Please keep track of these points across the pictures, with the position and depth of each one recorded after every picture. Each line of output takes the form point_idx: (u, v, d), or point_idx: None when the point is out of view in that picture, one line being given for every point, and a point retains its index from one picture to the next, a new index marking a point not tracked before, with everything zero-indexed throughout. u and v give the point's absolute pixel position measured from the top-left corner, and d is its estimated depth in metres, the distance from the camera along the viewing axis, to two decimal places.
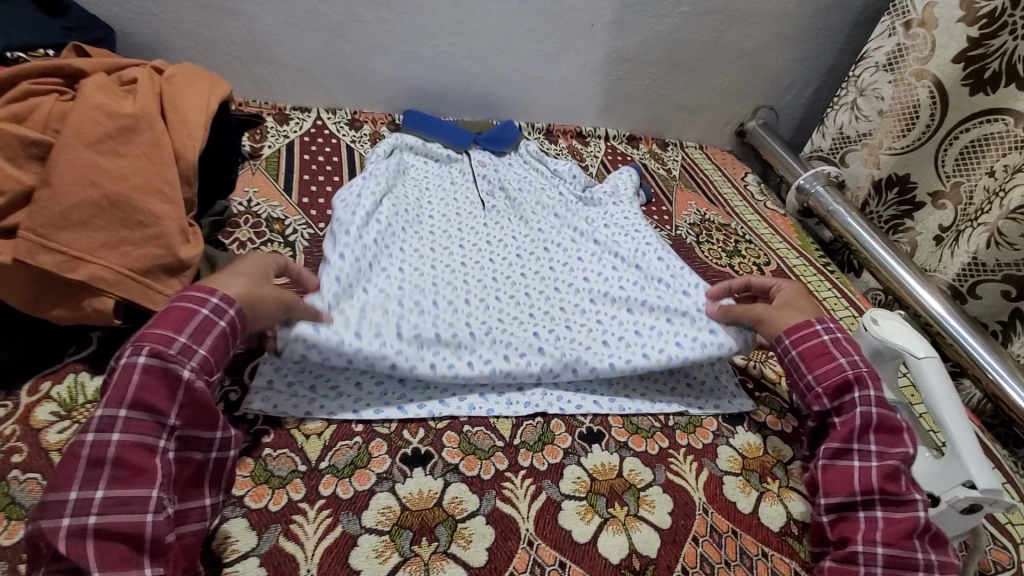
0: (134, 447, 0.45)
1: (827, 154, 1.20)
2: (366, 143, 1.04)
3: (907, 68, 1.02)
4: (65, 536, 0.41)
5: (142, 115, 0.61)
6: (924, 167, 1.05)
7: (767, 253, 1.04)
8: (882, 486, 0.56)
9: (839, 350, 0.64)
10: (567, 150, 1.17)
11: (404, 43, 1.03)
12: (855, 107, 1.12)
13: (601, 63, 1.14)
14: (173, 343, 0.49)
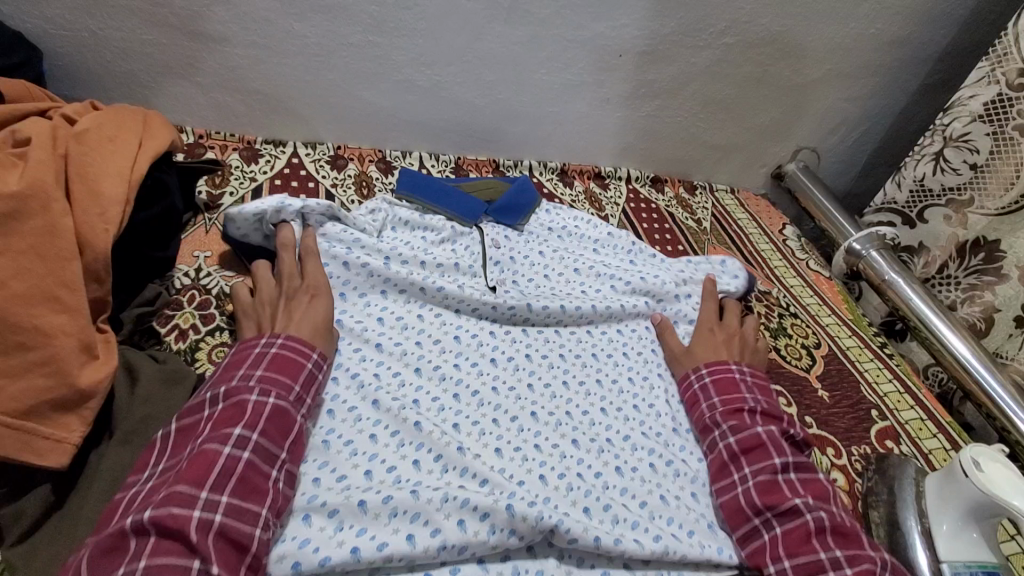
0: (257, 469, 0.46)
1: (902, 208, 1.03)
2: (349, 188, 0.88)
3: (1011, 121, 0.87)
4: (193, 527, 0.41)
5: (32, 191, 0.46)
6: (1019, 236, 0.89)
7: (816, 330, 0.89)
8: (764, 502, 0.57)
9: (745, 386, 0.69)
10: (584, 195, 1.02)
11: (400, 71, 0.88)
12: (938, 159, 0.96)
13: (627, 98, 0.99)
14: (291, 389, 0.52)
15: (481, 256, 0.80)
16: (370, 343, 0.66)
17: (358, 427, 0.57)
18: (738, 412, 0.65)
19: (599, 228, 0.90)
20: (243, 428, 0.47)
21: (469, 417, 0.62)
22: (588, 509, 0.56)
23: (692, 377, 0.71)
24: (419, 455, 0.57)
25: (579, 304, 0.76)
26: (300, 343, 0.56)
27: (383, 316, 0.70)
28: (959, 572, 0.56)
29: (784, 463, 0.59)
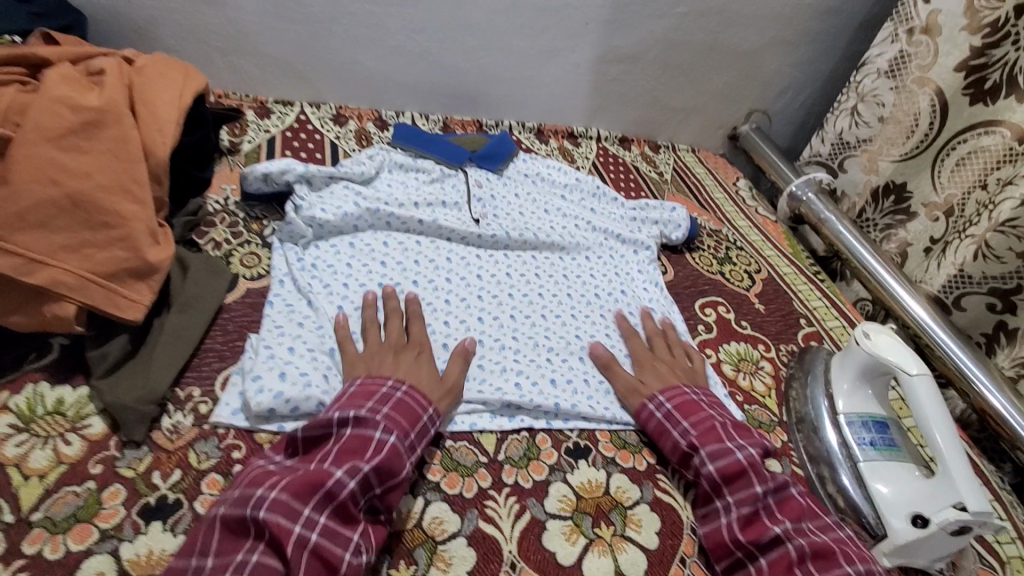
0: (355, 499, 0.50)
1: (825, 160, 1.20)
2: (350, 140, 1.01)
3: (910, 75, 1.02)
4: (294, 544, 0.46)
5: (108, 109, 0.59)
6: (922, 176, 1.03)
7: (759, 260, 1.02)
8: (747, 536, 0.56)
9: (709, 405, 0.67)
10: (558, 150, 1.15)
11: (393, 37, 1.00)
12: (855, 112, 1.12)
13: (593, 63, 1.12)
14: (405, 435, 0.55)
15: (466, 194, 0.93)
16: (376, 260, 0.78)
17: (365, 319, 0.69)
18: (709, 430, 0.64)
19: (569, 175, 1.03)
20: (362, 460, 0.51)
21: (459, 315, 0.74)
22: (553, 380, 0.70)
23: (651, 407, 0.68)
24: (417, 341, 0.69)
25: (551, 236, 0.89)
26: (419, 399, 0.59)
27: (387, 241, 0.81)
28: (850, 420, 0.70)
29: (765, 491, 0.58)
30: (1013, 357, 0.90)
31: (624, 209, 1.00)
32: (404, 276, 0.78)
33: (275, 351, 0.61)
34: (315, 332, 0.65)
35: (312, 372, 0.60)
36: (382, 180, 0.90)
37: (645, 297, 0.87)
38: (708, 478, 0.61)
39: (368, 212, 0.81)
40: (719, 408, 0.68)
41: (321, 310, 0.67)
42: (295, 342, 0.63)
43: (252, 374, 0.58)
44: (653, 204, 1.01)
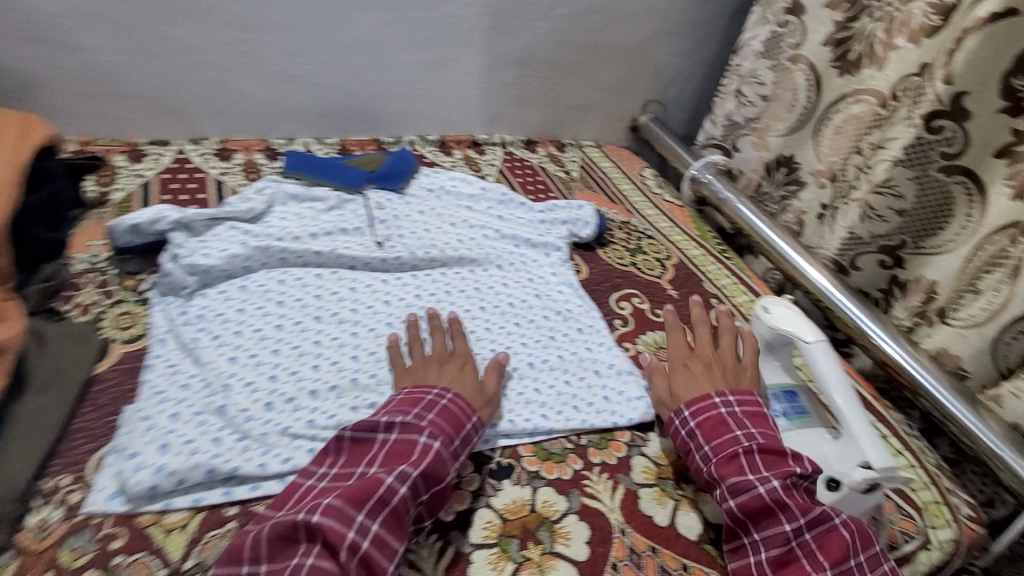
0: (405, 507, 0.51)
1: (720, 141, 1.25)
2: (237, 174, 0.95)
3: (784, 53, 1.09)
4: (348, 548, 0.48)
5: None
6: (806, 147, 1.07)
7: (669, 247, 1.04)
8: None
9: (734, 423, 0.63)
10: (462, 160, 1.14)
11: (271, 63, 0.96)
12: (739, 94, 1.18)
13: (485, 69, 1.11)
14: (452, 444, 0.57)
15: (368, 217, 0.89)
16: (272, 301, 0.72)
17: (259, 371, 0.64)
18: (733, 455, 0.61)
19: (474, 184, 1.02)
20: (407, 466, 0.53)
21: (367, 348, 0.70)
22: None
23: (676, 422, 0.66)
24: (319, 384, 0.64)
25: (458, 250, 0.87)
26: (466, 409, 0.61)
27: (283, 277, 0.76)
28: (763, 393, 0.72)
29: (796, 530, 0.56)
30: (909, 307, 0.92)
31: (533, 212, 1.00)
32: (305, 314, 0.72)
33: (155, 423, 0.56)
34: (203, 393, 0.60)
35: (198, 438, 0.56)
36: (275, 214, 0.85)
37: (562, 300, 0.85)
38: (734, 515, 0.58)
39: (258, 251, 0.76)
40: (751, 425, 0.64)
41: (208, 366, 0.63)
42: (178, 408, 0.58)
43: (129, 451, 0.53)
44: (562, 204, 1.01)
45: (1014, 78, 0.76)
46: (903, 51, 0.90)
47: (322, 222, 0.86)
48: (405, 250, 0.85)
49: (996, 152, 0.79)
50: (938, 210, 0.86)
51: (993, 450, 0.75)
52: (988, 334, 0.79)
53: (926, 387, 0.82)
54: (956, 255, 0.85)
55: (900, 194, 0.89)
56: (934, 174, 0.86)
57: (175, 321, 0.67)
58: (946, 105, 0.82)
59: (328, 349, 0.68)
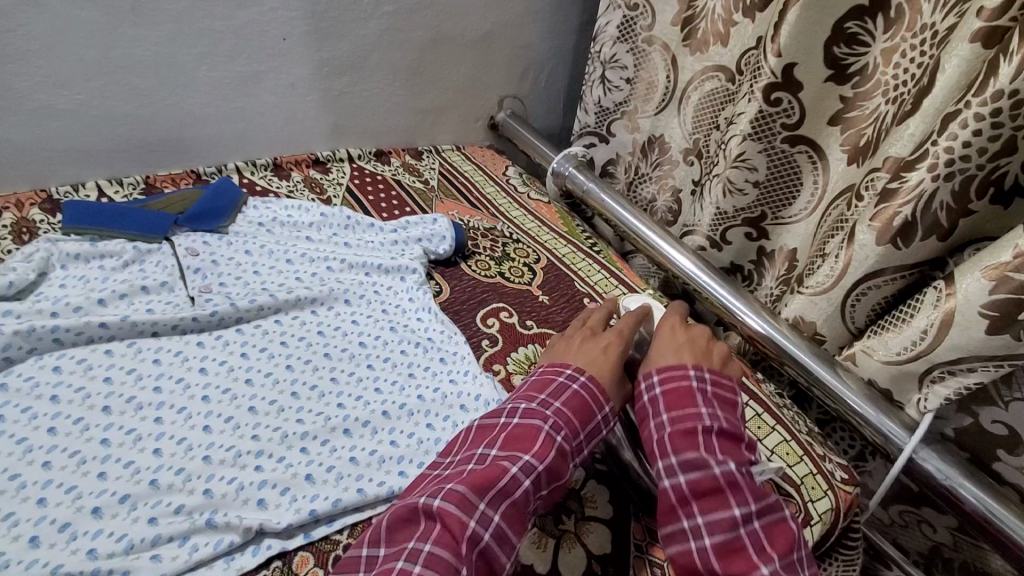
0: (513, 502, 0.51)
1: (594, 129, 1.23)
2: (3, 238, 0.78)
3: (639, 36, 1.07)
4: (470, 537, 0.48)
5: None
6: (672, 126, 1.08)
7: (536, 249, 1.00)
8: (725, 567, 0.52)
9: (701, 398, 0.61)
10: (303, 183, 1.02)
11: (28, 98, 0.78)
12: (605, 80, 1.15)
13: (312, 79, 1.00)
14: (583, 425, 0.59)
15: (177, 268, 0.75)
16: (42, 398, 0.58)
17: (20, 497, 0.51)
18: (689, 429, 0.58)
19: (312, 211, 0.90)
20: (531, 455, 0.54)
21: (173, 436, 0.58)
22: (309, 477, 0.56)
23: (643, 388, 0.64)
24: (102, 499, 0.51)
25: (292, 291, 0.75)
26: (596, 385, 0.62)
27: (59, 362, 0.61)
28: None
29: (744, 514, 0.53)
30: (777, 276, 0.95)
31: (383, 233, 0.90)
32: (89, 406, 0.58)
33: None
34: None
35: None
36: (50, 283, 0.70)
37: (422, 329, 0.77)
38: (684, 491, 0.55)
39: (18, 335, 0.60)
40: (716, 404, 0.61)
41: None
42: None
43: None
44: (415, 220, 0.92)
45: (835, 47, 0.78)
46: (741, 26, 0.90)
47: (114, 284, 0.71)
48: (226, 301, 0.72)
49: (829, 120, 0.82)
50: (788, 179, 0.89)
51: (855, 408, 0.76)
52: (836, 298, 0.79)
53: (791, 355, 0.83)
54: (809, 222, 0.88)
55: (754, 166, 0.89)
56: (779, 145, 0.87)
57: None
58: (779, 77, 0.82)
59: (121, 448, 0.56)
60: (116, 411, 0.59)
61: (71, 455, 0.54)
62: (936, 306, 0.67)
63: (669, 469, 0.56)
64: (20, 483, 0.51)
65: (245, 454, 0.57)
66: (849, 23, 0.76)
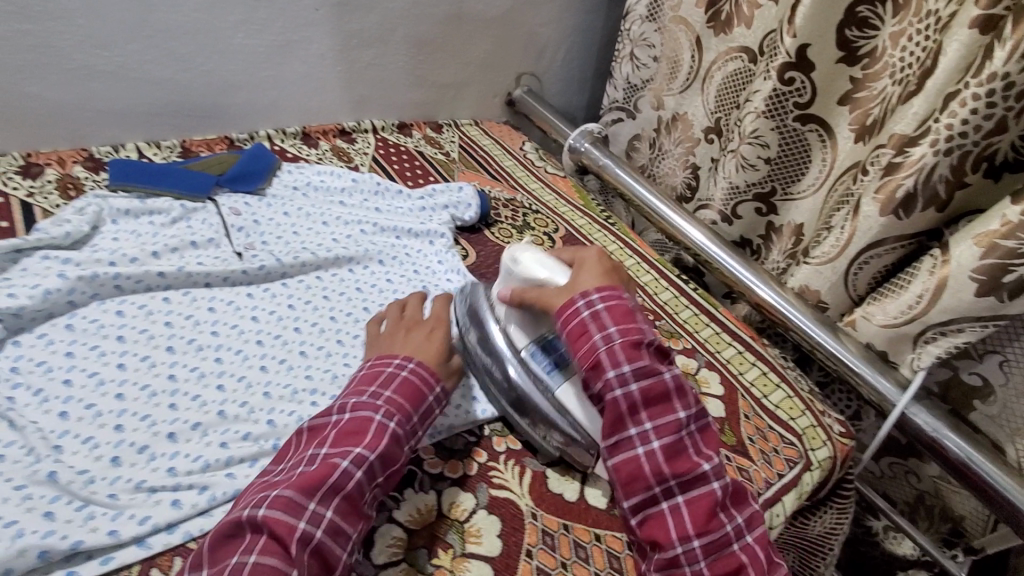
0: (357, 493, 0.50)
1: (624, 104, 1.26)
2: (51, 193, 0.80)
3: (665, 14, 1.11)
4: (331, 484, 0.49)
5: None
6: (696, 102, 1.12)
7: (555, 220, 1.04)
8: (672, 469, 0.55)
9: (642, 316, 0.60)
10: (331, 152, 1.05)
11: (71, 57, 0.80)
12: (633, 58, 1.19)
13: (341, 50, 1.03)
14: (408, 421, 0.56)
15: (222, 225, 0.79)
16: (109, 338, 0.62)
17: (99, 423, 0.55)
18: (636, 346, 0.57)
19: (344, 176, 0.94)
20: (360, 450, 0.52)
21: (234, 374, 0.62)
22: None
23: (580, 304, 0.59)
24: (176, 425, 0.56)
25: (331, 250, 0.80)
26: (404, 385, 0.57)
27: (122, 306, 0.66)
28: (532, 351, 0.64)
29: (686, 418, 0.57)
30: (782, 249, 1.01)
31: (411, 199, 0.95)
32: (153, 347, 0.63)
33: None
34: (26, 462, 0.50)
35: (22, 517, 0.47)
36: (102, 234, 0.73)
37: (451, 288, 0.82)
38: (638, 401, 0.56)
39: (82, 281, 0.64)
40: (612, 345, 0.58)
41: (28, 430, 0.52)
42: None
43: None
44: (442, 188, 0.97)
45: (846, 29, 0.83)
46: (763, 8, 0.95)
47: (166, 237, 0.75)
48: (271, 257, 0.77)
49: (839, 100, 0.88)
50: (798, 156, 0.95)
51: (853, 368, 0.83)
52: (838, 268, 0.84)
53: (794, 321, 0.89)
54: (816, 198, 0.94)
55: (766, 143, 0.95)
56: (790, 123, 0.93)
57: None
58: (793, 57, 0.87)
59: (187, 384, 0.60)
60: (178, 352, 0.63)
61: (142, 388, 0.59)
62: (932, 271, 0.73)
63: (623, 379, 0.56)
64: (99, 412, 0.56)
65: (300, 392, 0.62)
66: (861, 6, 0.81)
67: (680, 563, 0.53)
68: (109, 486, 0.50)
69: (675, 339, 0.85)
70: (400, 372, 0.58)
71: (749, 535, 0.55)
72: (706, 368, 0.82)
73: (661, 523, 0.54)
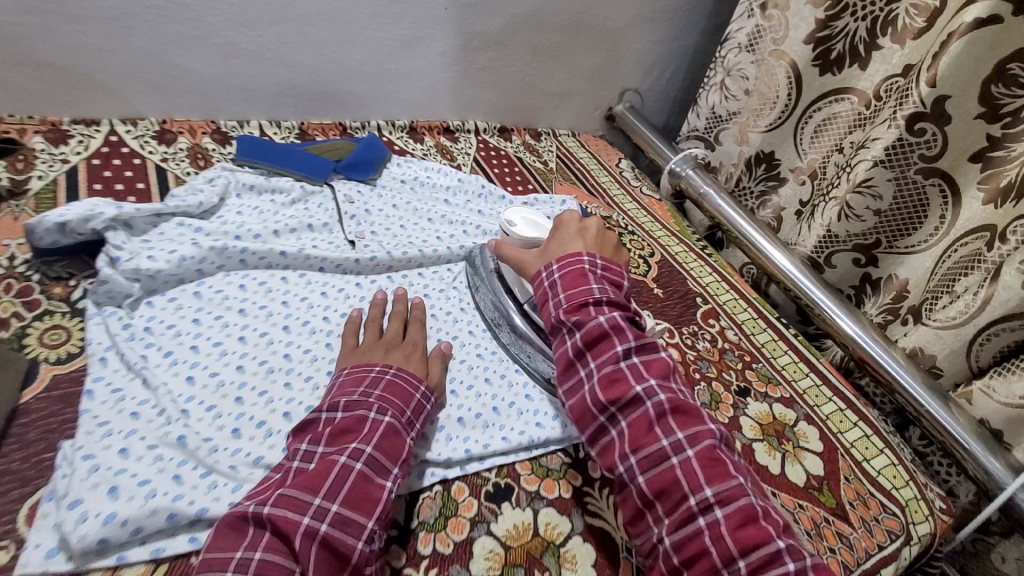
0: (366, 484, 0.48)
1: (703, 134, 1.22)
2: (183, 160, 0.84)
3: (766, 48, 1.04)
4: (331, 478, 0.47)
5: None
6: (785, 146, 1.08)
7: (650, 243, 1.02)
8: (594, 354, 0.58)
9: (595, 273, 0.63)
10: (435, 148, 1.06)
11: (217, 34, 0.84)
12: (723, 86, 1.14)
13: (459, 50, 1.04)
14: (403, 416, 0.54)
15: (336, 211, 0.81)
16: (232, 309, 0.64)
17: (222, 393, 0.56)
18: (584, 311, 0.60)
19: (450, 175, 0.95)
20: (358, 444, 0.49)
21: None
22: (462, 421, 0.61)
23: (543, 274, 0.64)
24: (291, 405, 0.57)
25: (436, 247, 0.80)
26: (393, 388, 0.55)
27: (245, 281, 0.68)
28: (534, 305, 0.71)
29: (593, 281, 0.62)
30: (879, 304, 0.95)
31: (513, 206, 0.95)
32: (271, 323, 0.64)
33: (99, 460, 0.47)
34: (158, 422, 0.52)
35: (155, 478, 0.48)
36: (224, 206, 0.75)
37: None
38: (563, 301, 0.61)
39: (213, 252, 0.66)
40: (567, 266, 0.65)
41: (160, 390, 0.54)
42: (130, 440, 0.50)
43: (67, 500, 0.44)
44: (545, 198, 0.97)
45: (992, 85, 0.77)
46: (886, 51, 0.89)
47: (285, 217, 0.78)
48: (381, 246, 0.78)
49: (971, 157, 0.81)
50: (911, 212, 0.88)
51: (962, 443, 0.77)
52: (963, 337, 0.81)
53: (901, 382, 0.84)
54: (929, 255, 0.87)
55: (878, 194, 0.90)
56: (912, 176, 0.87)
57: (113, 327, 0.58)
58: (927, 108, 0.82)
59: (300, 364, 0.61)
60: (293, 333, 0.64)
61: (261, 363, 0.60)
62: None
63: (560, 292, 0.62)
64: (222, 382, 0.57)
65: None
66: (1012, 64, 0.74)
67: (695, 515, 0.49)
68: (231, 457, 0.51)
69: (773, 386, 0.82)
70: (384, 375, 0.56)
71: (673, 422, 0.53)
72: (805, 421, 0.78)
73: (668, 478, 0.51)
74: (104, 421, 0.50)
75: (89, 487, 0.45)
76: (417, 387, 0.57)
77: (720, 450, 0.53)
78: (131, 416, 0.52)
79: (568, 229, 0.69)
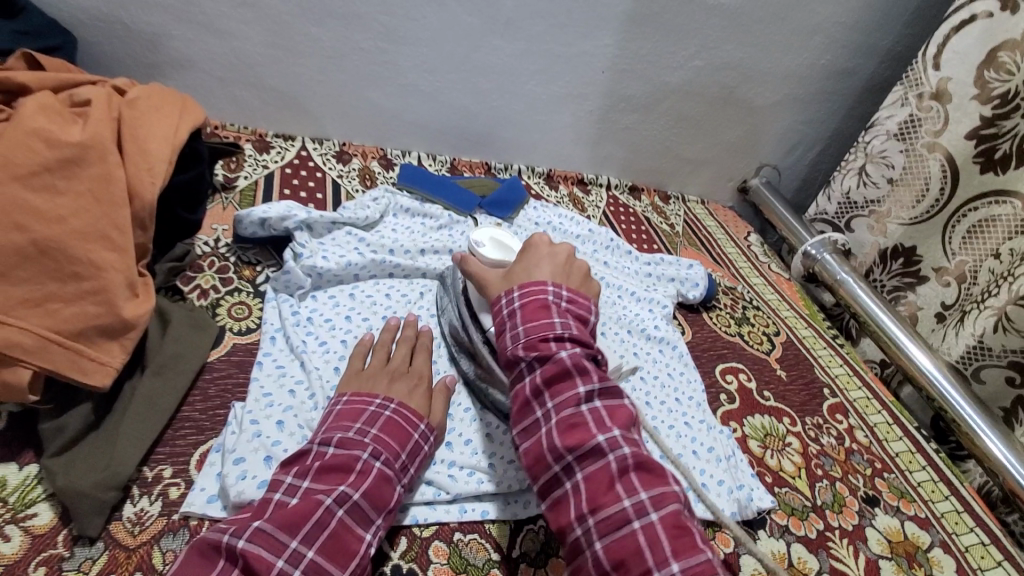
0: (348, 532, 0.45)
1: (832, 219, 1.15)
2: (354, 179, 0.96)
3: (920, 139, 0.99)
4: (314, 521, 0.44)
5: (95, 194, 0.52)
6: (932, 241, 0.99)
7: (776, 321, 0.98)
8: (554, 400, 0.51)
9: (558, 310, 0.56)
10: (568, 197, 1.11)
11: (403, 75, 0.96)
12: (862, 173, 1.08)
13: (606, 110, 1.10)
14: (397, 459, 0.51)
15: None
16: (377, 314, 0.70)
17: None
18: (541, 346, 0.53)
19: (582, 224, 0.97)
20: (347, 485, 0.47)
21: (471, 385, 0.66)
22: None
23: (504, 305, 0.58)
24: None
25: None
26: (388, 432, 0.52)
27: (389, 292, 0.73)
28: None
29: (562, 325, 0.55)
30: None
31: (638, 263, 0.95)
32: None
33: (261, 427, 0.53)
34: (308, 402, 0.57)
35: None
36: (382, 223, 0.84)
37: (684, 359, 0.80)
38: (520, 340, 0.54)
39: (373, 262, 0.74)
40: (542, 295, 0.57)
41: (313, 375, 0.60)
42: (285, 414, 0.55)
43: (233, 456, 0.50)
44: (672, 259, 0.97)
45: None
46: None
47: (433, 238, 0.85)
48: None
49: None
50: None
51: None
52: None
53: None
54: None
55: None
56: None
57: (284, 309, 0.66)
58: None
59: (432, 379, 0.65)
60: None
61: None
62: None
63: (522, 324, 0.55)
64: None
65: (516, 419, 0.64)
66: None
67: None
68: None
69: (907, 502, 0.73)
70: (384, 411, 0.53)
71: (645, 495, 0.46)
72: (941, 548, 0.69)
73: (630, 547, 0.44)
74: (268, 394, 0.57)
75: (251, 449, 0.51)
76: (416, 427, 0.54)
77: (687, 517, 0.47)
78: (286, 393, 0.58)
79: (537, 250, 0.63)
